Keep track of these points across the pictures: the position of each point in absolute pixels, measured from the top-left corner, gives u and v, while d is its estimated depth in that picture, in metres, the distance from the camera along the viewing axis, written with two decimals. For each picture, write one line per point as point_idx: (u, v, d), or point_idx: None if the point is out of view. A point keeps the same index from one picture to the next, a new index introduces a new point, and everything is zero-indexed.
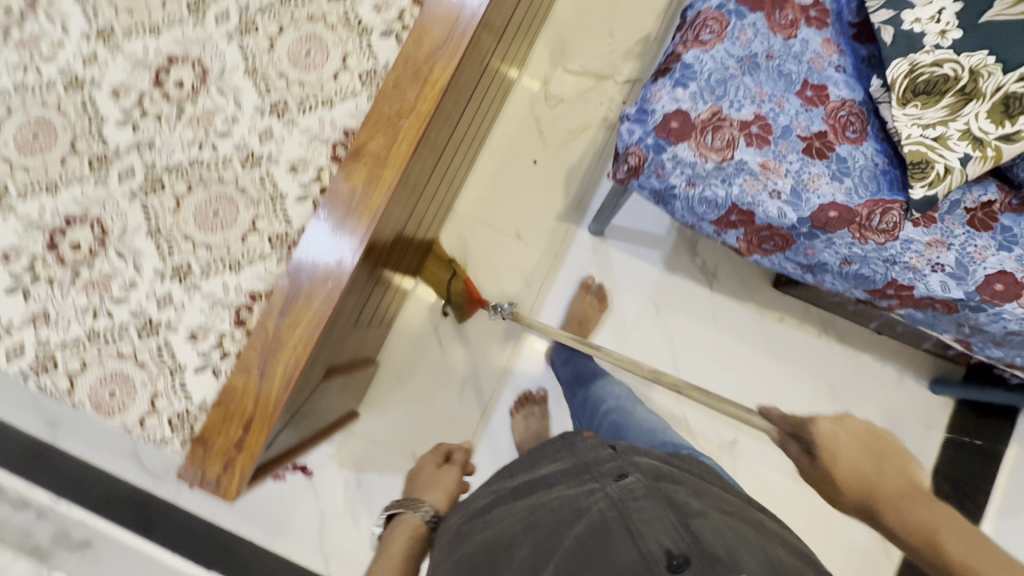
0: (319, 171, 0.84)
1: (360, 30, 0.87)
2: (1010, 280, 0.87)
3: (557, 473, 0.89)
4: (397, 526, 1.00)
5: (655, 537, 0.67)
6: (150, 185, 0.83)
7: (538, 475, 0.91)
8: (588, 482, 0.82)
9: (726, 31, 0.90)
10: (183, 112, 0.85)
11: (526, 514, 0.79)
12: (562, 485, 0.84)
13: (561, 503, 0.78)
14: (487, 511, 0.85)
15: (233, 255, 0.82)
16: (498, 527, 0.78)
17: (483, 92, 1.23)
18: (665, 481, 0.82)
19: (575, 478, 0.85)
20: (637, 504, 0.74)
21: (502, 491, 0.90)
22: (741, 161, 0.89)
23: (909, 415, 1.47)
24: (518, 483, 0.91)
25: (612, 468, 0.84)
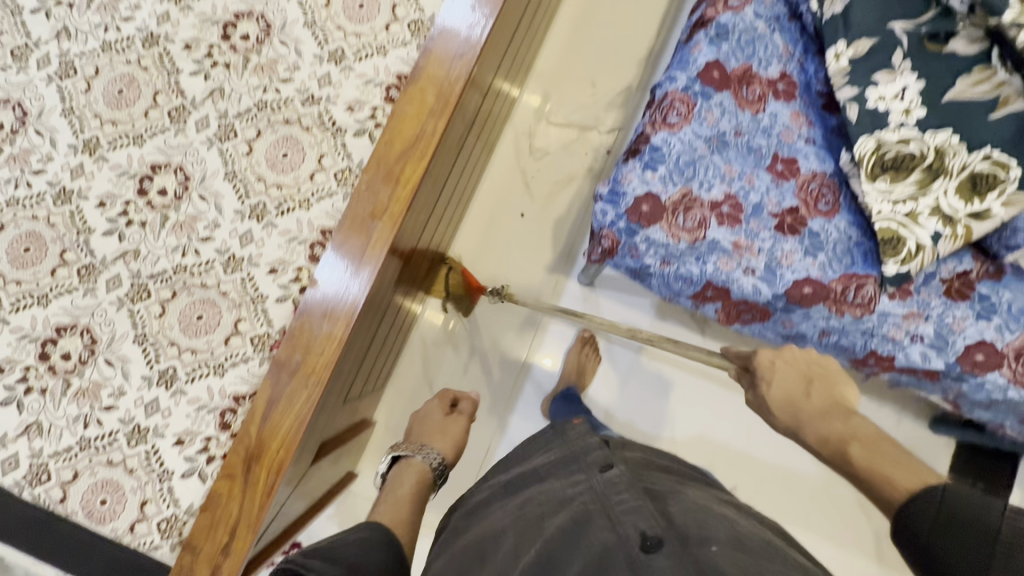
0: (298, 271, 0.87)
1: (335, 131, 0.90)
2: (990, 350, 0.87)
3: (547, 464, 0.87)
4: (405, 468, 1.06)
5: (632, 523, 0.69)
6: (137, 293, 0.86)
7: (530, 466, 0.90)
8: (575, 473, 0.82)
9: (693, 113, 0.92)
10: (166, 220, 0.87)
11: (516, 508, 0.78)
12: (551, 479, 0.83)
13: (549, 496, 0.78)
14: (483, 507, 0.82)
15: (217, 359, 0.84)
16: (489, 522, 0.78)
17: (464, 161, 1.23)
18: (649, 472, 0.82)
19: (564, 470, 0.84)
20: (620, 497, 0.74)
21: (495, 486, 0.88)
22: (713, 240, 0.90)
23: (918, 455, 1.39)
24: (512, 473, 0.90)
25: (598, 458, 0.83)
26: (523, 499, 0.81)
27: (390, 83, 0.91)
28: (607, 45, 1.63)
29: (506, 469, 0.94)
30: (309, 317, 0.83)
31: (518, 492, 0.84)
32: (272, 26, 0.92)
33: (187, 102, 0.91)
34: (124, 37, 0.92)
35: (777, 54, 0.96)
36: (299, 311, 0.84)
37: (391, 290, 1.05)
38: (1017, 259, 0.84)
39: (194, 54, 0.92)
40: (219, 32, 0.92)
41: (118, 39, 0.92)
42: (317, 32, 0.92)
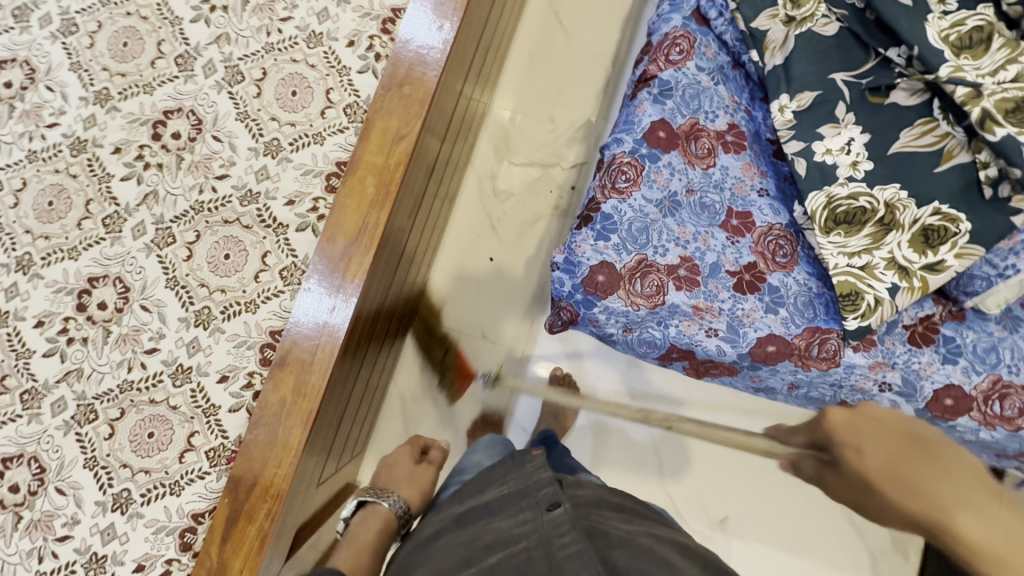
0: (250, 377, 0.84)
1: (276, 226, 0.87)
2: (958, 394, 0.86)
3: (500, 498, 0.78)
4: (370, 514, 0.99)
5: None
6: (84, 414, 0.83)
7: (483, 499, 0.79)
8: (524, 509, 0.74)
9: (642, 176, 0.90)
10: (109, 334, 0.84)
11: (463, 549, 0.72)
12: (501, 515, 0.75)
13: (494, 536, 0.71)
14: (431, 541, 0.75)
15: (172, 477, 0.81)
16: (434, 562, 0.71)
17: (422, 218, 1.19)
18: (602, 510, 0.76)
19: (516, 504, 0.76)
20: (562, 541, 0.67)
21: (445, 518, 0.79)
22: (673, 305, 0.88)
23: None
24: (464, 507, 0.80)
25: (547, 494, 0.75)
26: (474, 530, 0.74)
27: (330, 171, 0.88)
28: (563, 78, 1.58)
29: (459, 500, 0.82)
30: (262, 426, 0.80)
31: (474, 521, 0.75)
32: (203, 121, 0.90)
33: (121, 209, 0.87)
34: (51, 145, 0.89)
35: (722, 105, 0.94)
36: (250, 422, 0.80)
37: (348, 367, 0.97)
38: (976, 305, 0.83)
39: (124, 157, 0.89)
40: (149, 132, 0.89)
41: (44, 148, 0.89)
42: (251, 124, 0.90)
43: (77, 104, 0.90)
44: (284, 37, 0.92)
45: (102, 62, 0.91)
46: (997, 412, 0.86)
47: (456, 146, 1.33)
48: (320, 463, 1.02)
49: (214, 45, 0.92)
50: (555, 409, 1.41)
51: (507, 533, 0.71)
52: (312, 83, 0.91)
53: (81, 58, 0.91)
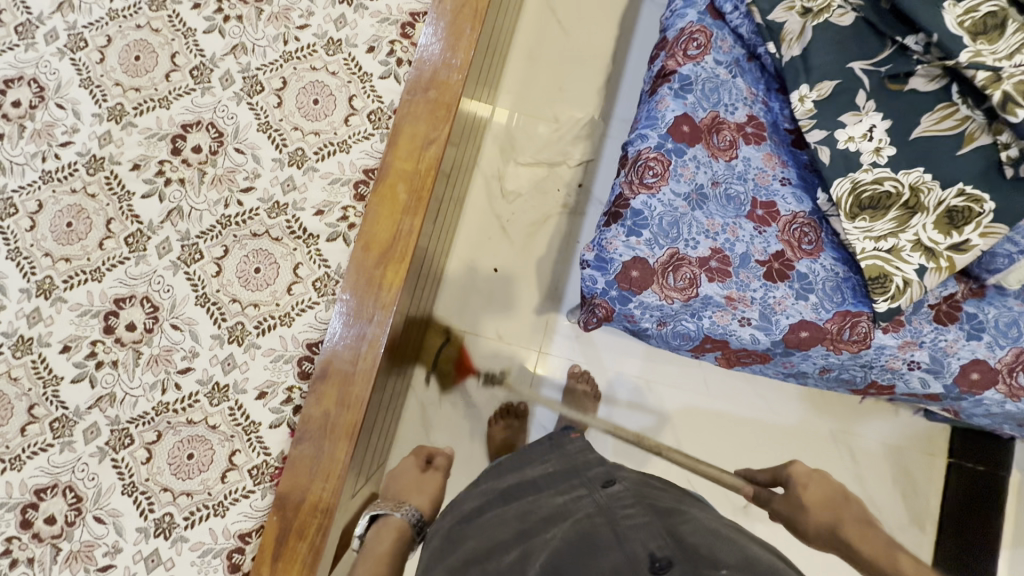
0: (289, 391, 0.82)
1: (307, 237, 0.86)
2: (984, 368, 0.88)
3: (544, 477, 0.87)
4: (383, 526, 0.97)
5: (640, 541, 0.65)
6: (118, 440, 0.80)
7: (527, 477, 0.89)
8: (575, 487, 0.81)
9: (669, 171, 0.91)
10: (139, 356, 0.82)
11: (516, 521, 0.75)
12: (549, 492, 0.81)
13: (547, 509, 0.76)
14: (477, 516, 0.79)
15: (216, 497, 0.80)
16: (490, 534, 0.74)
17: (440, 221, 1.17)
18: (653, 488, 0.81)
19: (563, 483, 0.84)
20: (625, 511, 0.72)
21: (490, 493, 0.86)
22: (706, 296, 0.89)
23: (908, 449, 1.38)
24: (507, 483, 0.88)
25: (598, 475, 0.85)
26: (525, 506, 0.78)
27: (357, 178, 0.87)
28: (566, 75, 1.58)
29: (500, 477, 0.93)
30: (307, 442, 0.79)
31: (521, 498, 0.81)
32: (224, 134, 0.88)
33: (144, 227, 0.85)
34: (65, 165, 0.87)
35: (741, 97, 0.96)
36: (296, 438, 0.79)
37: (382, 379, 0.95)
38: (999, 282, 0.87)
39: (143, 174, 0.87)
40: (168, 147, 0.87)
41: (59, 168, 0.86)
42: (273, 135, 0.88)
43: (90, 120, 0.88)
44: (302, 45, 0.90)
45: (115, 77, 0.89)
46: (1021, 383, 0.88)
47: (466, 145, 1.32)
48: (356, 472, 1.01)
49: (230, 55, 0.90)
50: (575, 407, 1.41)
51: (566, 505, 0.76)
52: (334, 90, 0.89)
53: (92, 73, 0.89)
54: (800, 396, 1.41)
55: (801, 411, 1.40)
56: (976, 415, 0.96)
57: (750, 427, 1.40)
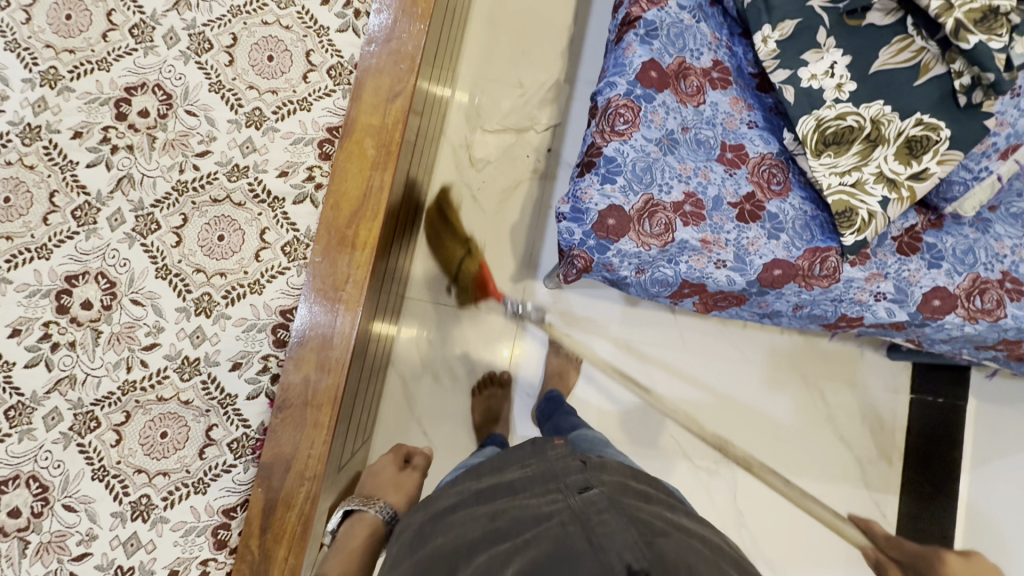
0: (265, 360, 0.79)
1: (272, 201, 0.82)
2: (945, 294, 0.92)
3: (523, 478, 0.77)
4: (357, 522, 0.95)
5: (615, 551, 0.57)
6: (83, 424, 0.76)
7: (503, 479, 0.79)
8: (550, 491, 0.72)
9: (640, 117, 0.91)
10: (99, 335, 0.77)
11: (486, 520, 0.68)
12: (525, 493, 0.72)
13: (522, 513, 0.67)
14: (449, 513, 0.72)
15: (195, 474, 0.76)
16: (461, 533, 0.67)
17: (411, 185, 1.13)
18: (631, 497, 0.72)
19: (540, 486, 0.74)
20: (600, 516, 0.64)
21: (465, 492, 0.77)
22: (682, 241, 0.90)
23: (874, 384, 1.45)
24: (482, 484, 0.79)
25: (576, 480, 0.74)
26: (499, 506, 0.71)
27: (321, 137, 0.84)
28: (528, 37, 1.55)
29: (475, 478, 0.82)
30: (288, 413, 0.77)
31: (495, 500, 0.73)
32: (172, 95, 0.83)
33: (92, 198, 0.80)
34: None
35: (706, 42, 0.96)
36: (275, 407, 0.77)
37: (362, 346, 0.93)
38: (955, 210, 0.91)
39: (87, 142, 0.81)
40: (112, 112, 0.81)
41: None
42: (227, 95, 0.83)
43: (21, 86, 0.81)
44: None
45: (45, 39, 0.82)
46: (978, 306, 0.93)
47: (433, 106, 1.27)
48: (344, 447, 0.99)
49: (172, 11, 0.84)
50: (558, 370, 1.41)
51: (539, 509, 0.67)
52: (289, 45, 0.85)
53: (17, 35, 0.81)
54: (772, 342, 1.46)
55: (773, 356, 1.45)
56: (937, 341, 1.01)
57: (727, 380, 1.44)
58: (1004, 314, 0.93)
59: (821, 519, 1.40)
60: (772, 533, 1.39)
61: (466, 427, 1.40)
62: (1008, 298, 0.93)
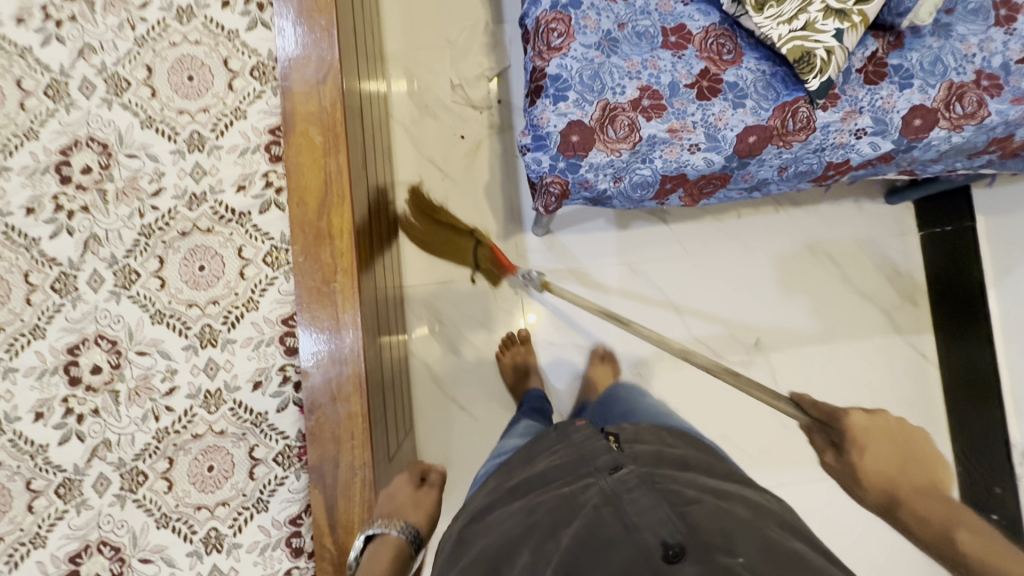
0: (282, 371, 0.79)
1: (238, 217, 0.81)
2: (924, 111, 0.90)
3: (552, 467, 0.80)
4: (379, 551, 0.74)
5: (650, 528, 0.60)
6: (132, 480, 0.77)
7: (535, 470, 0.83)
8: (583, 476, 0.74)
9: (573, 26, 0.88)
10: (118, 394, 0.78)
11: (523, 515, 0.70)
12: (557, 482, 0.75)
13: (556, 502, 0.70)
14: (487, 513, 0.76)
15: (252, 496, 0.78)
16: (500, 531, 0.69)
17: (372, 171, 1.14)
18: (664, 470, 0.75)
19: (571, 474, 0.76)
20: (631, 495, 0.67)
21: (498, 491, 0.82)
22: (650, 136, 0.89)
23: (884, 233, 1.56)
24: (515, 479, 0.83)
25: (606, 461, 0.76)
26: (529, 499, 0.74)
27: (266, 141, 0.82)
28: None
29: (508, 476, 0.86)
30: (320, 409, 0.77)
31: (528, 493, 0.76)
32: (108, 144, 0.81)
33: (66, 267, 0.79)
34: None
35: None
36: (306, 412, 0.77)
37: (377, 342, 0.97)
38: (912, 22, 0.88)
39: (42, 215, 0.80)
40: (56, 178, 0.80)
41: None
42: (161, 127, 0.82)
43: None
44: (151, 24, 0.83)
45: None
46: (960, 112, 0.90)
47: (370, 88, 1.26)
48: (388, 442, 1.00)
49: (79, 60, 0.81)
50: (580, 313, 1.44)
51: (572, 492, 0.71)
52: (204, 59, 0.83)
53: None
54: (773, 224, 1.56)
55: (771, 238, 1.56)
56: (929, 162, 0.99)
57: (734, 272, 1.54)
58: (988, 113, 0.90)
59: None
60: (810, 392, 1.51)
61: (500, 391, 1.42)
62: (988, 96, 0.90)
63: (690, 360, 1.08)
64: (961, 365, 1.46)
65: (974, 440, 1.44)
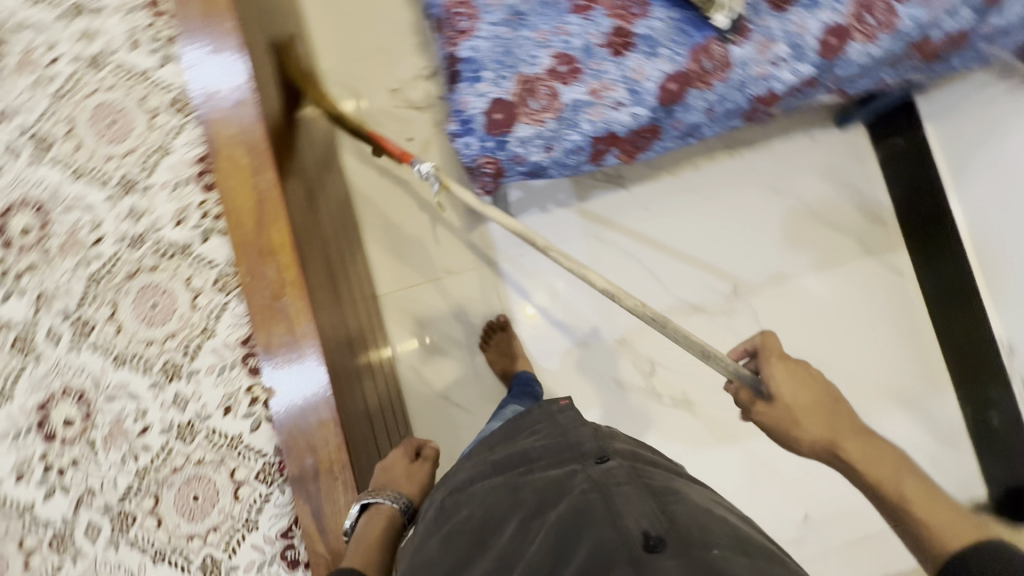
0: (250, 390, 0.81)
1: (180, 251, 0.82)
2: (838, 30, 0.91)
3: (538, 446, 0.77)
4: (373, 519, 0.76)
5: (633, 518, 0.58)
6: (122, 522, 0.78)
7: (518, 447, 0.79)
8: (570, 460, 0.72)
9: (476, 8, 0.90)
10: (94, 442, 0.79)
11: (509, 493, 0.68)
12: (542, 463, 0.73)
13: (541, 482, 0.68)
14: (471, 484, 0.74)
15: (240, 517, 0.79)
16: (483, 504, 0.69)
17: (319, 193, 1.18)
18: (648, 464, 0.73)
19: (556, 455, 0.74)
20: (619, 487, 0.64)
21: (481, 465, 0.78)
22: (573, 102, 0.90)
23: (841, 159, 1.64)
24: (498, 454, 0.80)
25: (594, 448, 0.73)
26: (513, 475, 0.72)
27: (196, 171, 0.83)
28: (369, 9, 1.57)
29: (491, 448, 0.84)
30: (291, 419, 0.78)
31: (510, 469, 0.74)
32: (42, 202, 0.82)
33: (22, 328, 0.81)
34: None
35: None
36: (279, 426, 0.79)
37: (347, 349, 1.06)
38: None
39: None
40: None
41: None
42: (90, 176, 0.83)
43: None
44: (64, 79, 0.84)
45: None
46: (873, 23, 0.92)
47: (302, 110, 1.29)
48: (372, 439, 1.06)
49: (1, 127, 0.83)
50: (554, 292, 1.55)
51: (558, 477, 0.69)
52: (121, 104, 0.84)
53: None
54: (733, 170, 1.63)
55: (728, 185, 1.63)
56: (855, 79, 1.00)
57: (695, 224, 1.61)
58: (898, 20, 0.92)
59: (834, 342, 1.60)
60: (790, 327, 1.60)
61: (488, 376, 1.50)
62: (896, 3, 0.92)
63: (617, 301, 0.93)
64: (938, 273, 1.54)
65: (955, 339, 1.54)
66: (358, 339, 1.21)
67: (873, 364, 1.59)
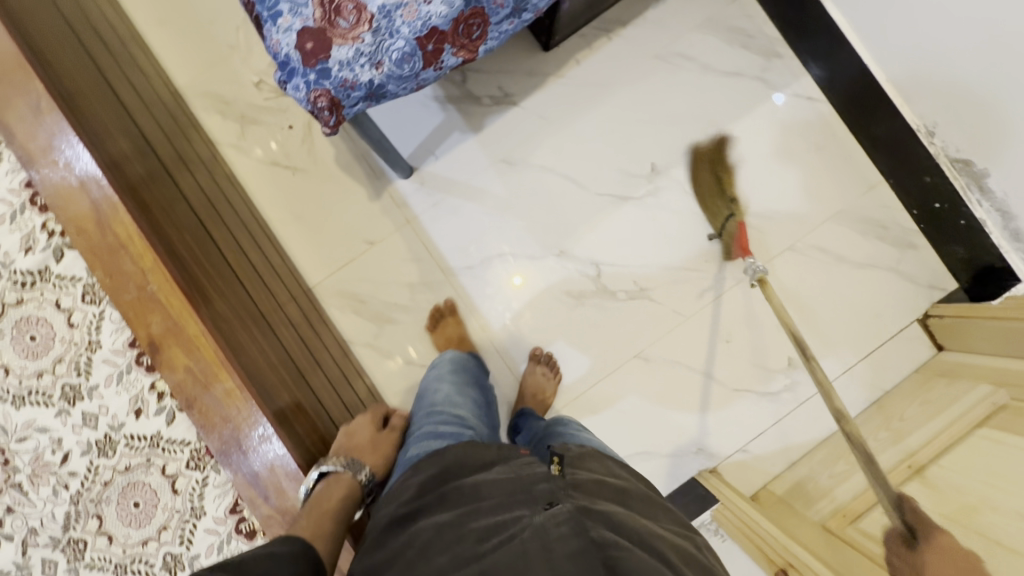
0: (153, 382, 0.98)
1: (41, 275, 0.99)
2: None
3: (489, 482, 0.78)
4: (333, 483, 0.84)
5: None
6: (75, 549, 0.93)
7: (470, 481, 0.80)
8: (518, 502, 0.73)
9: None
10: (22, 485, 0.94)
11: (450, 533, 0.71)
12: (491, 503, 0.74)
13: (485, 528, 0.70)
14: (416, 521, 0.76)
15: (184, 507, 0.95)
16: (424, 545, 0.71)
17: (190, 206, 1.19)
18: (600, 500, 0.74)
19: (507, 495, 0.75)
20: (561, 544, 0.65)
21: (429, 496, 0.80)
22: (380, 9, 0.88)
23: (721, 8, 1.61)
24: (447, 483, 0.81)
25: (544, 491, 0.74)
26: (459, 513, 0.74)
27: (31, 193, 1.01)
28: (208, 10, 1.53)
29: (440, 472, 0.84)
30: (201, 400, 0.80)
31: (459, 505, 0.75)
32: None
33: None
34: None
35: None
36: (188, 408, 0.81)
37: (255, 342, 1.05)
38: None
39: None
40: None
41: None
42: None
43: None
44: None
45: None
46: None
47: (150, 130, 1.24)
48: (308, 424, 1.06)
49: None
50: (479, 230, 1.53)
51: (504, 523, 0.70)
52: None
53: None
54: (614, 55, 1.59)
55: (618, 69, 1.59)
56: None
57: (598, 116, 1.58)
58: None
59: (764, 187, 1.57)
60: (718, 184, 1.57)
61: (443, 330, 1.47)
62: None
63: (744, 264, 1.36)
64: (844, 84, 1.52)
65: (884, 144, 1.51)
66: (280, 331, 1.20)
67: (808, 194, 1.56)
